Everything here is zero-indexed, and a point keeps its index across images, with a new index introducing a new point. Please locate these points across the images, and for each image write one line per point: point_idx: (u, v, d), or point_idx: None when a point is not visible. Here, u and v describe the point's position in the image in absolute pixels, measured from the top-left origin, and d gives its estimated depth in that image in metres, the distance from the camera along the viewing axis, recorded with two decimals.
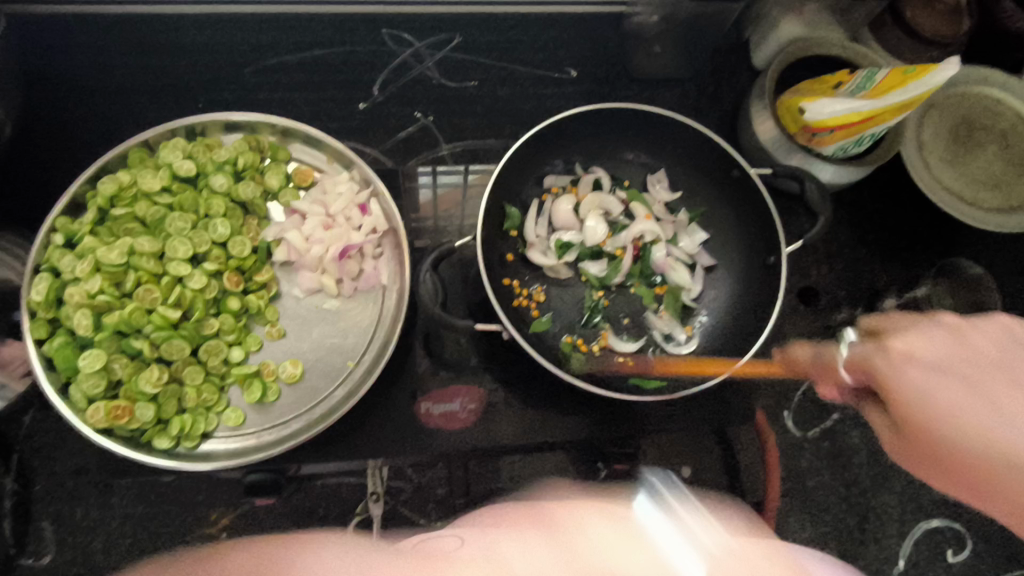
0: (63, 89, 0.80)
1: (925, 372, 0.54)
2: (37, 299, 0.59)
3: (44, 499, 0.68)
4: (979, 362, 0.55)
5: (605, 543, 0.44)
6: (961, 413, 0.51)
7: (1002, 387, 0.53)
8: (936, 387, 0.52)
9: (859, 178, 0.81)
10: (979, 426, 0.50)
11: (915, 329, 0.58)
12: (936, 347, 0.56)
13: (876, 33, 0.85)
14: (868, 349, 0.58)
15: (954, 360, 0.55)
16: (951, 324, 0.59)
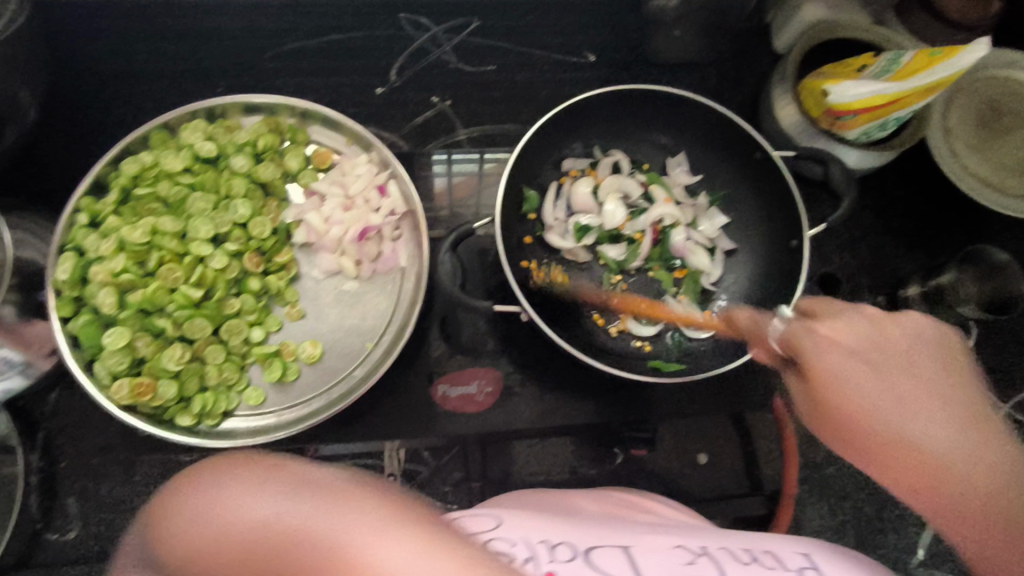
0: (85, 73, 0.81)
1: (844, 358, 0.46)
2: (63, 277, 0.60)
3: (70, 477, 0.70)
4: (893, 357, 0.46)
5: (637, 537, 0.46)
6: (879, 398, 0.45)
7: (905, 376, 0.46)
8: (857, 374, 0.45)
9: (884, 162, 0.79)
10: (890, 414, 0.44)
11: (838, 319, 0.48)
12: (856, 331, 0.47)
13: (903, 16, 0.83)
14: (796, 326, 0.48)
15: (866, 349, 0.46)
16: (874, 312, 0.48)
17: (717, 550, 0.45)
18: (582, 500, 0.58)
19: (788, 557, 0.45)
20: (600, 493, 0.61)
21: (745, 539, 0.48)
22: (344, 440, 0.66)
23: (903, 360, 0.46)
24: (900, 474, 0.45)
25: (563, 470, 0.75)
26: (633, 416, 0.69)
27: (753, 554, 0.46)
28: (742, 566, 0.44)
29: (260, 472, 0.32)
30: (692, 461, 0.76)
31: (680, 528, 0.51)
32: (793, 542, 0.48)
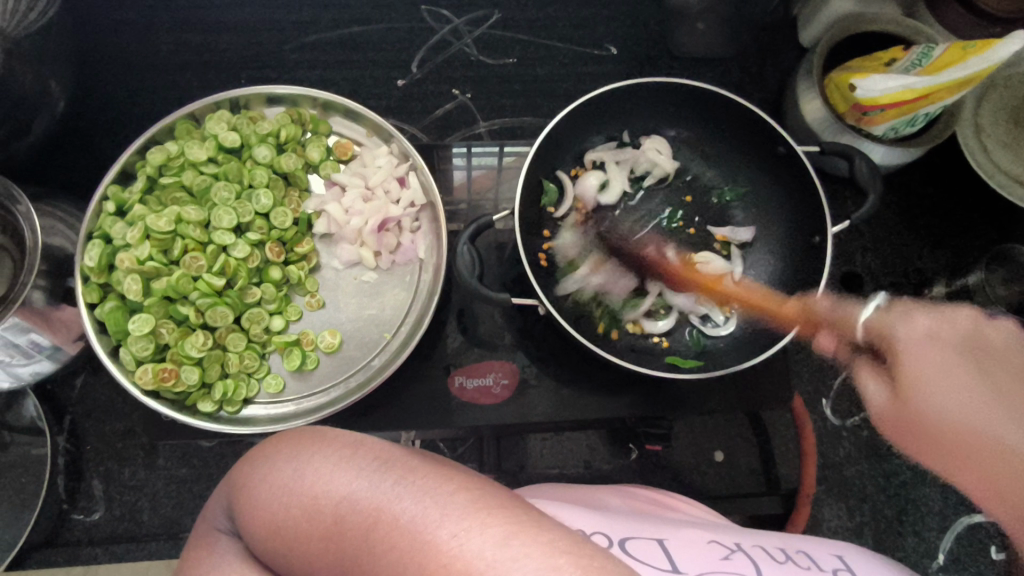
0: (113, 64, 0.82)
1: (935, 347, 0.54)
2: (90, 264, 0.61)
3: (94, 459, 0.73)
4: (986, 361, 0.51)
5: (673, 532, 0.46)
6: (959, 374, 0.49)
7: (999, 375, 0.50)
8: (947, 365, 0.50)
9: (911, 159, 0.78)
10: (942, 394, 0.49)
11: (941, 324, 0.57)
12: (954, 330, 0.55)
13: (935, 10, 0.81)
14: (886, 322, 0.62)
15: (952, 341, 0.54)
16: (970, 320, 0.56)
17: (752, 547, 0.45)
18: (608, 495, 0.58)
19: (822, 558, 0.44)
20: (623, 490, 0.61)
21: (769, 536, 0.48)
22: (359, 430, 0.66)
23: (994, 366, 0.51)
24: (985, 476, 0.45)
25: (577, 465, 0.75)
26: (653, 413, 0.69)
27: (788, 552, 0.45)
28: (779, 565, 0.43)
29: (356, 452, 0.35)
30: (708, 458, 0.76)
31: (711, 524, 0.50)
32: (827, 544, 0.47)
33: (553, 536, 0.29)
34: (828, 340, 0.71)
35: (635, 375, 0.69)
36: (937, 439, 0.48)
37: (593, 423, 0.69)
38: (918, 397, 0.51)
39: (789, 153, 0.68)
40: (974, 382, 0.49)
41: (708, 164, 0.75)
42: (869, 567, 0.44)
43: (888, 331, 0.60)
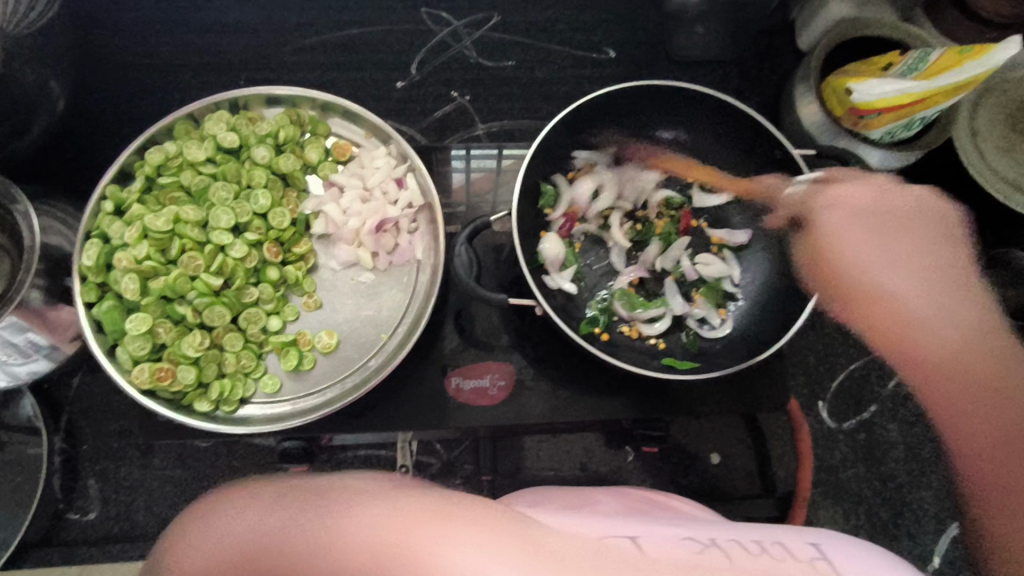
0: (112, 64, 0.82)
1: (849, 216, 0.67)
2: (87, 263, 0.61)
3: (90, 458, 0.73)
4: (893, 220, 0.65)
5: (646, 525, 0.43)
6: (871, 249, 0.63)
7: (905, 242, 0.63)
8: (854, 228, 0.66)
9: (907, 164, 0.78)
10: (865, 270, 0.64)
11: (863, 183, 0.67)
12: (863, 199, 0.66)
13: (932, 15, 0.81)
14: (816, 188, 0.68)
15: (870, 210, 0.66)
16: (883, 183, 0.66)
17: (725, 541, 0.41)
18: (602, 495, 0.58)
19: (797, 548, 0.40)
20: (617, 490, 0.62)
21: (743, 527, 0.44)
22: (355, 430, 0.66)
23: (900, 226, 0.64)
24: (891, 324, 0.61)
25: (574, 467, 0.75)
26: (649, 415, 0.69)
27: (762, 543, 0.41)
28: (752, 558, 0.38)
29: (278, 492, 0.36)
30: (704, 461, 0.76)
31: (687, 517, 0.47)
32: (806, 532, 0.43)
33: (503, 537, 0.35)
34: (777, 218, 0.72)
35: (631, 376, 0.69)
36: (861, 296, 0.64)
37: (588, 425, 0.69)
38: (834, 257, 0.67)
39: (784, 157, 0.69)
40: (890, 255, 0.62)
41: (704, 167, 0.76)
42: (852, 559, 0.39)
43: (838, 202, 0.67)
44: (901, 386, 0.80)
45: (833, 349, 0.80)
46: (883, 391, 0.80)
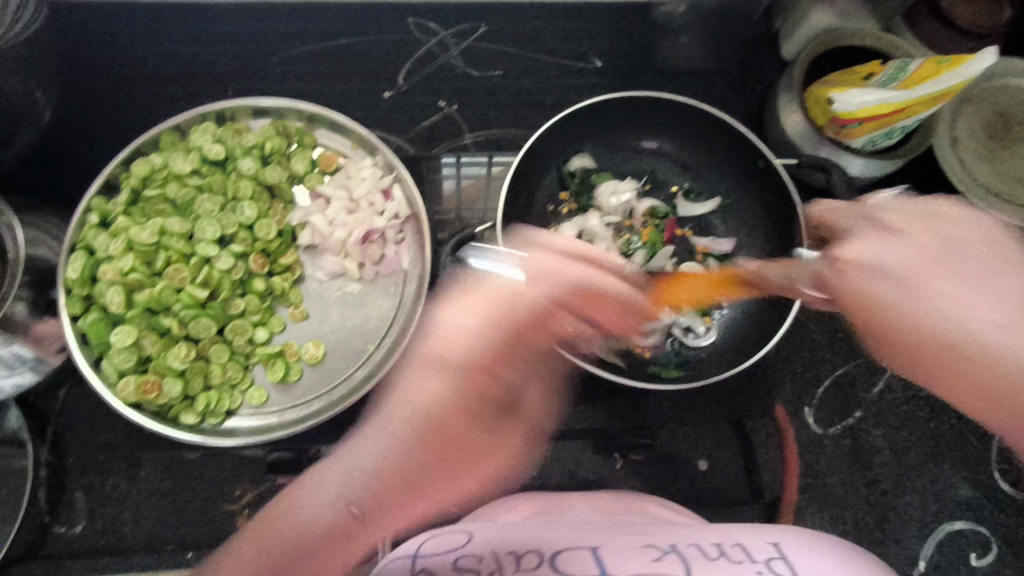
0: (98, 75, 0.82)
1: (877, 275, 0.54)
2: (73, 276, 0.62)
3: (76, 471, 0.72)
4: (929, 264, 0.53)
5: (610, 538, 0.47)
6: (896, 272, 0.54)
7: (987, 282, 0.53)
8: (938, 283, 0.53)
9: (889, 171, 0.79)
10: (938, 306, 0.52)
11: (880, 237, 0.56)
12: (886, 258, 0.54)
13: (911, 24, 0.82)
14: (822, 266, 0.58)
15: (904, 268, 0.54)
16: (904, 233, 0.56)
17: (685, 546, 0.46)
18: (580, 503, 0.64)
19: (756, 549, 0.46)
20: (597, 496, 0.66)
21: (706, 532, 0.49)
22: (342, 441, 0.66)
23: (944, 267, 0.53)
24: (977, 396, 0.50)
25: (563, 475, 0.76)
26: None
27: (721, 547, 0.46)
28: (709, 562, 0.44)
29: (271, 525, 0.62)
30: (692, 468, 0.76)
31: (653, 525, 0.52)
32: (764, 532, 0.49)
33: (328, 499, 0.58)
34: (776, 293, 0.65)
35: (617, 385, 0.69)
36: (937, 359, 0.52)
37: None
38: (891, 320, 0.53)
39: (767, 167, 0.71)
40: (968, 300, 0.52)
41: (689, 176, 0.76)
42: (804, 555, 0.45)
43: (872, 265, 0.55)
44: (885, 391, 0.80)
45: (819, 355, 0.81)
46: (868, 397, 0.80)
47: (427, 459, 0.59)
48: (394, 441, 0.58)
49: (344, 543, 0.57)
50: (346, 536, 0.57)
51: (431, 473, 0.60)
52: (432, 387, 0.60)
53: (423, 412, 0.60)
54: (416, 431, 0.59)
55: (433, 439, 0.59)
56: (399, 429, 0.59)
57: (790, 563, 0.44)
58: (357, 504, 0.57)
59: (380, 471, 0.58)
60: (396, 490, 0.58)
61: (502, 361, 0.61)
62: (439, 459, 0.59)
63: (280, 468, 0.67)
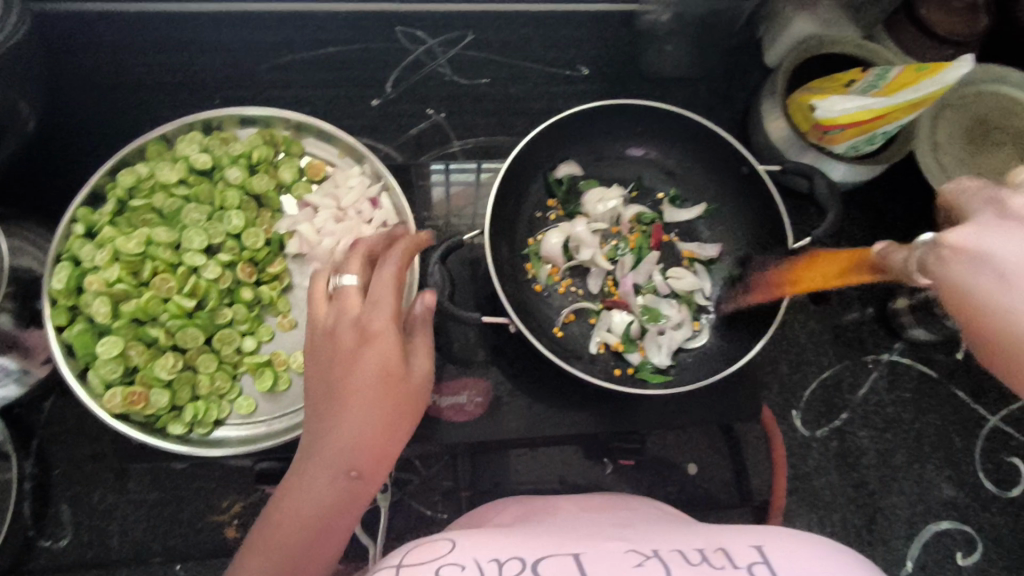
0: (84, 85, 0.82)
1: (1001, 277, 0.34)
2: (57, 287, 0.61)
3: (61, 483, 0.72)
4: None
5: (593, 545, 0.47)
6: (1019, 271, 0.33)
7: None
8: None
9: (871, 176, 0.80)
10: None
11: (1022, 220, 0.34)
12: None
13: (893, 32, 0.84)
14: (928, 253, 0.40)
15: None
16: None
17: (668, 552, 0.46)
18: (567, 505, 0.64)
19: (739, 554, 0.45)
20: (584, 500, 0.66)
21: (691, 536, 0.49)
22: None
23: None
24: None
25: (553, 481, 0.76)
26: (624, 428, 0.69)
27: (704, 553, 0.46)
28: (692, 568, 0.44)
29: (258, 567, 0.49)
30: (682, 471, 0.78)
31: (638, 530, 0.52)
32: (748, 535, 0.48)
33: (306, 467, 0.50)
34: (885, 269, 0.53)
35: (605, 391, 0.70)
36: None
37: (565, 439, 0.70)
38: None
39: (751, 173, 0.72)
40: None
41: (674, 182, 0.77)
42: (786, 556, 0.45)
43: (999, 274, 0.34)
44: (870, 393, 0.81)
45: (804, 358, 0.82)
46: (854, 399, 0.81)
47: (378, 399, 0.50)
48: (340, 402, 0.50)
49: (362, 502, 0.50)
50: (360, 498, 0.50)
51: (397, 399, 0.51)
52: (325, 328, 0.53)
53: (340, 364, 0.51)
54: (348, 385, 0.50)
55: (383, 383, 0.50)
56: (342, 381, 0.50)
57: (772, 567, 0.44)
58: (354, 463, 0.49)
59: (354, 425, 0.49)
60: (388, 436, 0.50)
61: (391, 293, 0.53)
62: (406, 391, 0.52)
63: (267, 478, 0.67)
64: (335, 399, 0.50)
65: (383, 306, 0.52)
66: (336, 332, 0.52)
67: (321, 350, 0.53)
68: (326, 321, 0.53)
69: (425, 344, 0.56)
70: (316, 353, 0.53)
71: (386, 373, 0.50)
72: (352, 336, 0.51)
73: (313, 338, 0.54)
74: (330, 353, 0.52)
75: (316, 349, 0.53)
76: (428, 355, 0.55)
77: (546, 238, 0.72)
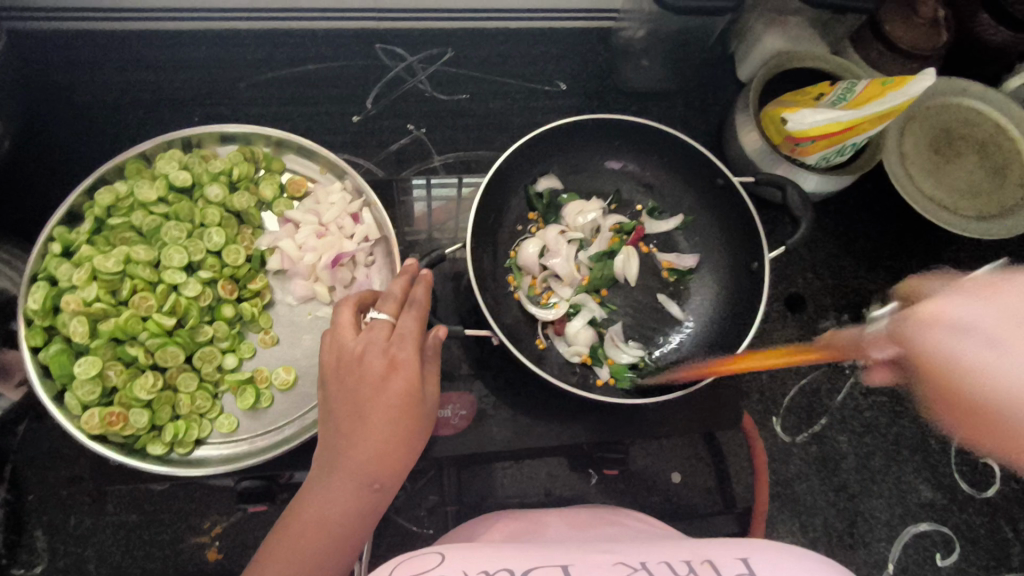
0: (60, 103, 0.82)
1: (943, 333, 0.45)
2: (33, 307, 0.60)
3: (37, 509, 0.70)
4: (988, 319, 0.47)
5: (581, 555, 0.48)
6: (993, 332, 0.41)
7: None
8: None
9: (842, 187, 0.83)
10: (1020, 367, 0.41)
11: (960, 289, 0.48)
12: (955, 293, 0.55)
13: (859, 47, 0.87)
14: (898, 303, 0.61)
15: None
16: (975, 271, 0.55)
17: (656, 564, 0.47)
18: (553, 518, 0.64)
19: (724, 566, 0.46)
20: (570, 511, 0.66)
21: (677, 547, 0.50)
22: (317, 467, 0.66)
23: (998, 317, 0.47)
24: None
25: (538, 492, 0.76)
26: (608, 438, 0.70)
27: (691, 565, 0.47)
28: None
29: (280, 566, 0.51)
30: (666, 480, 0.78)
31: (625, 542, 0.52)
32: (732, 548, 0.49)
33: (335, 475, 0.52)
34: None
35: (588, 402, 0.70)
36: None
37: (549, 451, 0.70)
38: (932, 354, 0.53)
39: (727, 185, 0.73)
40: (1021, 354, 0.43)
41: (652, 194, 0.78)
42: (769, 569, 0.46)
43: (960, 286, 0.45)
44: (848, 398, 0.83)
45: (783, 365, 0.83)
46: (833, 404, 0.82)
47: (399, 422, 0.53)
48: (366, 423, 0.52)
49: (374, 513, 0.54)
50: (375, 510, 0.53)
51: (413, 424, 0.54)
52: (352, 353, 0.55)
53: (367, 388, 0.53)
54: (375, 408, 0.53)
55: (406, 409, 0.53)
56: (369, 403, 0.53)
57: None
58: (378, 477, 0.52)
59: (376, 446, 0.52)
60: (405, 454, 0.54)
61: (417, 327, 0.56)
62: (421, 416, 0.55)
63: (250, 497, 0.66)
64: (361, 420, 0.53)
65: (409, 338, 0.55)
66: (365, 358, 0.54)
67: (346, 375, 0.54)
68: (353, 347, 0.55)
69: (435, 374, 0.58)
70: (340, 378, 0.55)
71: (409, 400, 0.53)
72: (381, 363, 0.54)
73: (334, 363, 0.56)
74: (355, 378, 0.54)
75: (338, 375, 0.55)
76: (436, 385, 0.58)
77: (521, 248, 0.72)
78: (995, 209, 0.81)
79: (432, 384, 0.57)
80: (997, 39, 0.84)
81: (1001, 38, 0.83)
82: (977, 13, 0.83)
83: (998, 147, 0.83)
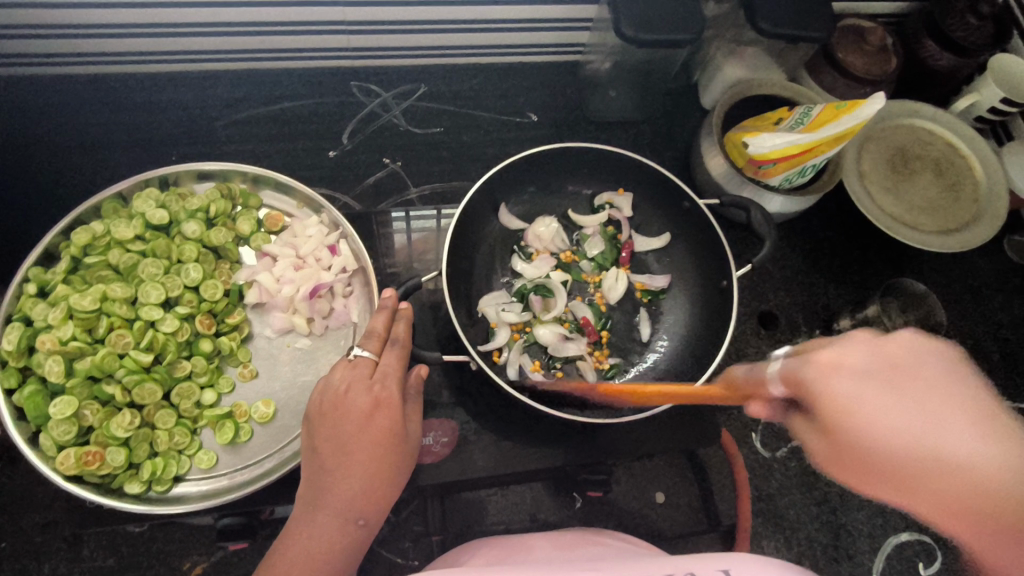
0: (36, 147, 0.82)
1: (849, 381, 0.44)
2: (8, 348, 0.59)
3: (10, 557, 0.69)
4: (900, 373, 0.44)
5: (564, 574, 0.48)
6: (890, 388, 0.43)
7: (923, 393, 0.42)
8: (859, 394, 0.43)
9: (805, 207, 0.86)
10: (913, 422, 0.41)
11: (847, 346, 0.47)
12: (864, 358, 0.45)
13: (814, 73, 0.90)
14: (797, 366, 0.48)
15: (879, 371, 0.44)
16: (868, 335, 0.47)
17: None
18: (538, 540, 0.65)
19: None
20: (555, 534, 0.67)
21: (661, 560, 0.50)
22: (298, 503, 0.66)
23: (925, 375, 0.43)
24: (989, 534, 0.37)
25: (524, 518, 0.76)
26: (588, 460, 0.70)
27: None
28: None
29: None
30: (649, 501, 0.79)
31: (608, 559, 0.52)
32: (713, 558, 0.49)
33: (321, 511, 0.52)
34: None
35: (569, 425, 0.71)
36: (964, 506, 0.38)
37: (532, 476, 0.71)
38: (847, 425, 0.43)
39: (692, 208, 0.75)
40: (938, 406, 0.41)
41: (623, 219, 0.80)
42: None
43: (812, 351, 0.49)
44: None
45: None
46: None
47: (383, 460, 0.53)
48: (351, 461, 0.53)
49: (359, 550, 0.53)
50: (358, 548, 0.53)
51: (396, 464, 0.54)
52: (335, 392, 0.55)
53: (352, 425, 0.53)
54: (361, 447, 0.53)
55: (388, 447, 0.54)
56: (354, 441, 0.53)
57: None
58: (363, 511, 0.53)
59: (362, 484, 0.52)
60: (390, 490, 0.54)
61: (399, 367, 0.58)
62: (404, 453, 0.56)
63: (231, 534, 0.65)
64: (347, 459, 0.53)
65: (392, 376, 0.57)
66: (350, 396, 0.55)
67: (329, 413, 0.54)
68: (337, 385, 0.56)
69: (415, 411, 0.59)
70: (323, 416, 0.55)
71: (391, 437, 0.54)
72: (364, 402, 0.54)
73: (317, 403, 0.56)
74: (338, 416, 0.54)
75: (321, 414, 0.55)
76: (416, 421, 0.59)
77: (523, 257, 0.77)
78: (950, 224, 0.84)
79: (414, 424, 0.59)
80: (941, 63, 0.88)
81: (946, 63, 0.88)
82: (922, 39, 0.88)
83: (951, 165, 0.88)
